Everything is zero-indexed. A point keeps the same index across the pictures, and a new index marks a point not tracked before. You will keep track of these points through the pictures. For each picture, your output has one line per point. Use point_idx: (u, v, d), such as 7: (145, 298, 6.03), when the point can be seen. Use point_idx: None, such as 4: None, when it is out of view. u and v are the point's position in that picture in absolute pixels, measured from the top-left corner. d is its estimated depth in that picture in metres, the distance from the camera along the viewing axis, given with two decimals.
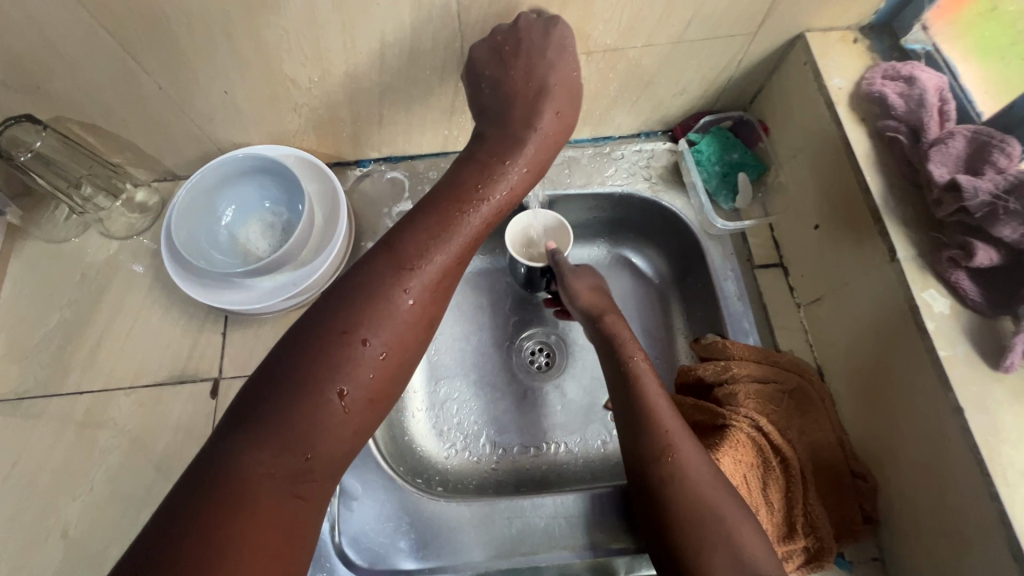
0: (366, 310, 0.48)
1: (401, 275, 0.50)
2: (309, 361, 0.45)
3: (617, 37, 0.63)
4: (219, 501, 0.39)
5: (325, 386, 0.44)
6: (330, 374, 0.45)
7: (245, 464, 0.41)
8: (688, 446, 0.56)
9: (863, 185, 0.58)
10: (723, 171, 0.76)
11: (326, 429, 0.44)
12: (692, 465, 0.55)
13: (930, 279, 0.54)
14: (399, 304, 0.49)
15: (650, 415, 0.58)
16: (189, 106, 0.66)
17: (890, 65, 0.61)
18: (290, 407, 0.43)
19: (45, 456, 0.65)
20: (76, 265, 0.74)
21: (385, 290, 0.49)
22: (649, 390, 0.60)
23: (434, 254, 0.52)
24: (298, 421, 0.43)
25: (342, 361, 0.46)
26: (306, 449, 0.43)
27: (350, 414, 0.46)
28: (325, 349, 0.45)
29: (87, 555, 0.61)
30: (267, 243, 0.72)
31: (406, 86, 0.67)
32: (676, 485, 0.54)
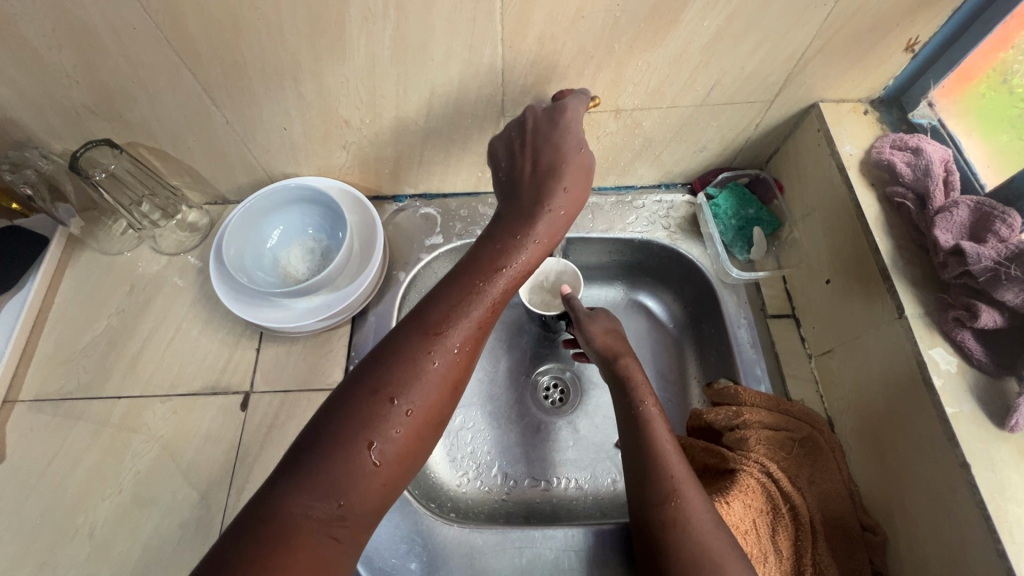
0: (396, 372, 0.50)
1: (429, 339, 0.52)
2: (349, 412, 0.48)
3: (645, 98, 0.69)
4: (260, 538, 0.41)
5: (362, 439, 0.47)
6: (363, 432, 0.47)
7: (283, 506, 0.43)
8: (691, 490, 0.57)
9: (872, 244, 0.62)
10: (739, 225, 0.80)
11: (359, 479, 0.46)
12: (696, 509, 0.56)
13: (936, 337, 0.56)
14: (429, 368, 0.51)
15: (659, 459, 0.59)
16: (250, 139, 0.72)
17: (897, 136, 0.66)
18: (328, 453, 0.45)
19: (80, 457, 0.68)
20: (126, 276, 0.79)
21: (414, 353, 0.52)
22: (659, 434, 0.61)
23: (459, 318, 0.54)
24: (329, 469, 0.45)
25: (377, 419, 0.48)
26: (341, 495, 0.45)
27: (382, 467, 0.47)
28: (362, 408, 0.48)
29: (110, 556, 0.62)
30: (307, 267, 0.77)
31: (448, 131, 0.73)
32: (679, 527, 0.55)
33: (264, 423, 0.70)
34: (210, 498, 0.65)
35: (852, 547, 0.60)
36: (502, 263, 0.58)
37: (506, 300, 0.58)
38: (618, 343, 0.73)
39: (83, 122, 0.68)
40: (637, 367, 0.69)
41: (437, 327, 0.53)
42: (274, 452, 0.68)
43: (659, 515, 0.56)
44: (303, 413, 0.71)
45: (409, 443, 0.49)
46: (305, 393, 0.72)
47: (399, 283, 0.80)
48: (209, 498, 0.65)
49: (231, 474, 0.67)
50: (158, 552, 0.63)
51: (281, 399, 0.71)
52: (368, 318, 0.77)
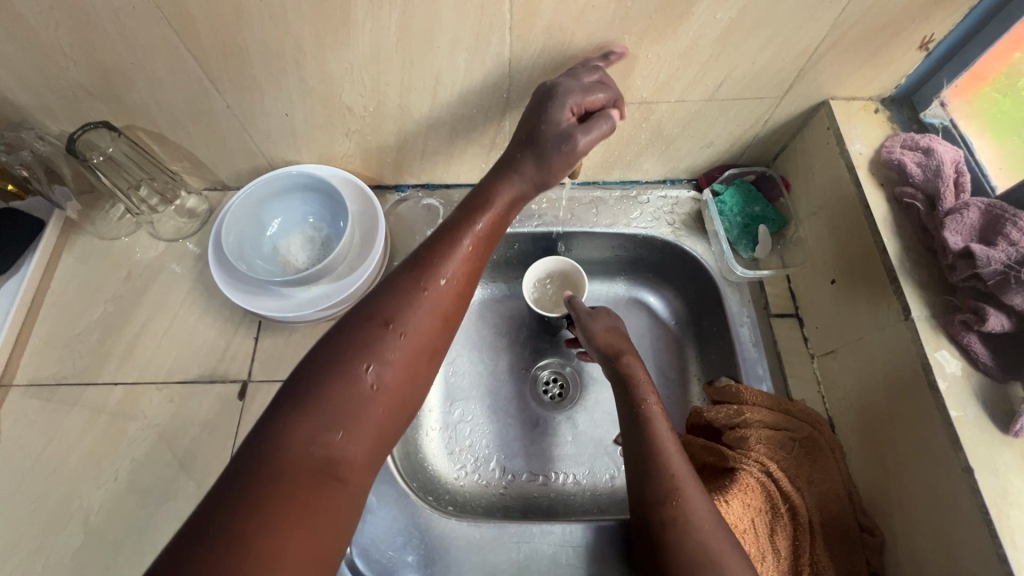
0: (391, 305, 0.50)
1: (421, 271, 0.52)
2: (339, 343, 0.47)
3: (653, 91, 0.68)
4: (261, 473, 0.40)
5: (354, 363, 0.46)
6: (352, 359, 0.47)
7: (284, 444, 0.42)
8: (694, 488, 0.57)
9: (879, 245, 0.61)
10: (745, 222, 0.79)
11: (360, 410, 0.46)
12: (698, 508, 0.56)
13: (942, 340, 0.56)
14: (422, 299, 0.51)
15: (663, 457, 0.59)
16: (251, 125, 0.71)
17: (908, 136, 0.65)
18: (323, 386, 0.45)
19: (75, 443, 0.67)
20: (124, 262, 0.78)
21: (407, 286, 0.51)
22: (662, 431, 0.61)
23: (449, 256, 0.54)
24: (327, 398, 0.44)
25: (370, 344, 0.48)
26: (338, 421, 0.44)
27: (381, 399, 0.47)
28: (352, 337, 0.48)
29: (104, 544, 0.62)
30: (307, 256, 0.76)
31: (452, 121, 0.72)
32: (682, 526, 0.55)
33: (261, 413, 0.69)
34: (206, 487, 0.65)
35: (849, 548, 0.60)
36: (480, 210, 0.59)
37: (481, 253, 0.58)
38: (619, 341, 0.72)
39: (81, 104, 0.66)
40: (638, 365, 0.69)
41: (429, 261, 0.53)
42: None
43: (665, 513, 0.56)
44: None
45: (405, 369, 0.49)
46: None
47: None
48: (206, 487, 0.65)
49: (228, 463, 0.66)
50: (153, 540, 0.62)
51: (279, 388, 0.71)
52: None
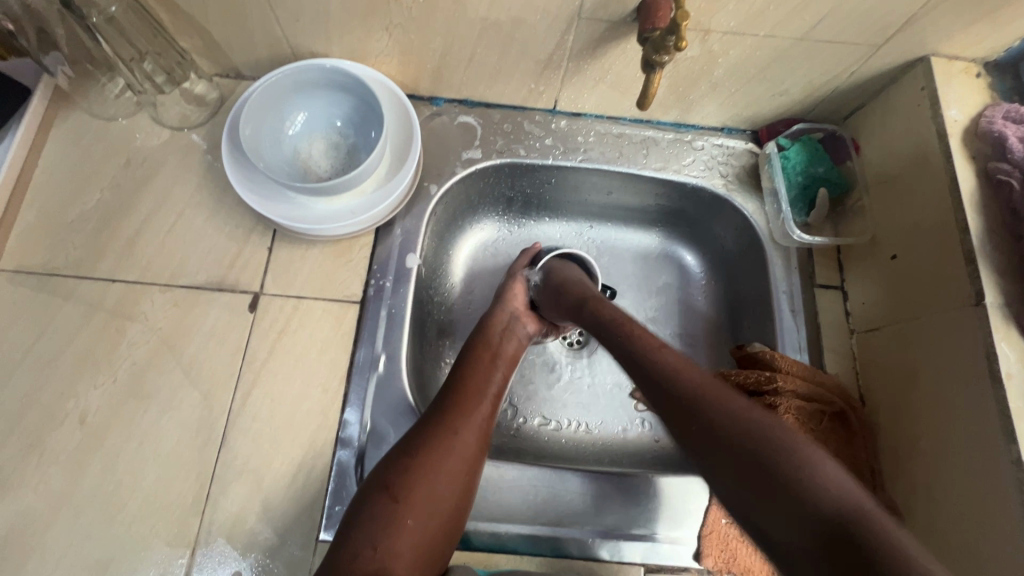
0: (449, 395, 0.59)
1: (461, 378, 0.61)
2: (408, 438, 0.56)
3: (744, 21, 0.60)
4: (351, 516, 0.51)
5: (439, 416, 0.57)
6: (441, 410, 0.58)
7: (362, 496, 0.52)
8: (813, 455, 0.45)
9: (961, 223, 0.57)
10: (805, 183, 0.74)
11: (412, 491, 0.51)
12: (823, 469, 0.44)
13: (1012, 331, 0.53)
14: (471, 413, 0.58)
15: (759, 440, 0.47)
16: (278, 2, 0.61)
17: (1013, 107, 0.59)
18: (388, 462, 0.54)
19: (70, 339, 0.62)
20: (123, 147, 0.70)
21: (463, 371, 0.62)
22: (737, 414, 0.49)
23: (485, 380, 0.62)
24: (389, 466, 0.53)
25: (432, 426, 0.56)
26: (394, 513, 0.50)
27: (438, 458, 0.53)
28: (416, 441, 0.55)
29: (103, 447, 0.59)
30: (330, 165, 0.69)
31: (510, 29, 0.63)
32: (811, 493, 0.42)
33: (274, 328, 0.65)
34: (214, 399, 0.61)
35: None
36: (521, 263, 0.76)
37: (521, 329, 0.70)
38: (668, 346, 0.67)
39: None
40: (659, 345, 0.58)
41: (469, 392, 0.60)
42: (283, 360, 0.63)
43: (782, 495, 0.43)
44: (316, 323, 0.65)
45: (459, 462, 0.54)
46: (320, 303, 0.66)
47: (429, 197, 0.73)
48: (212, 401, 0.61)
49: (237, 377, 0.62)
50: (155, 450, 0.59)
51: (295, 305, 0.66)
52: (393, 232, 0.70)
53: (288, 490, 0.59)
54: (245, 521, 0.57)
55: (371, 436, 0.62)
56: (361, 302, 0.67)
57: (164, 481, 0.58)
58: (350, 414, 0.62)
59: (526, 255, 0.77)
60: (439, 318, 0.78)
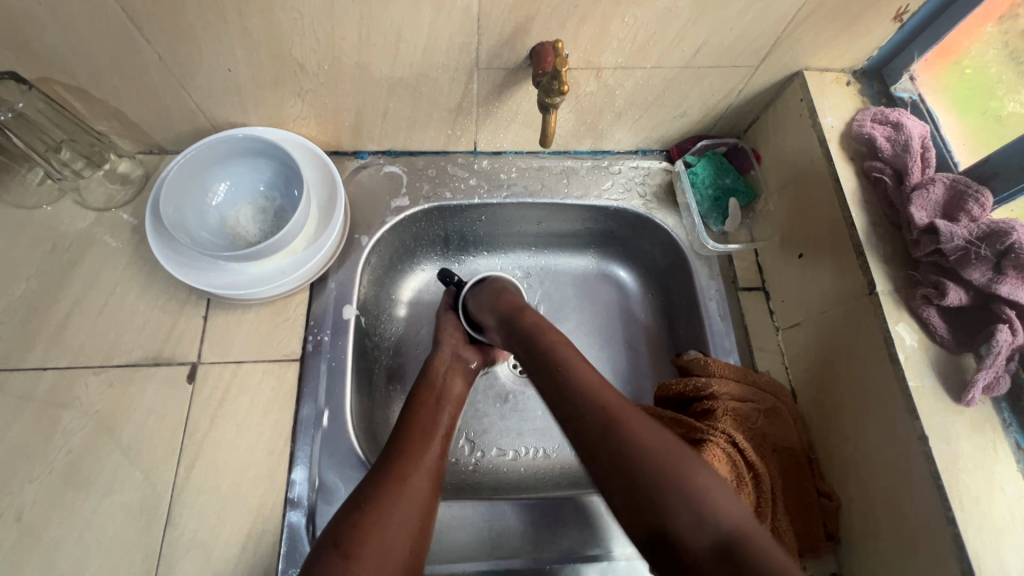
0: (396, 442, 0.59)
1: (411, 423, 0.62)
2: (359, 493, 0.54)
3: (629, 56, 0.64)
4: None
5: (389, 464, 0.57)
6: (389, 457, 0.58)
7: (313, 558, 0.49)
8: (705, 484, 0.48)
9: (848, 219, 0.62)
10: (715, 195, 0.78)
11: (364, 545, 0.50)
12: (711, 493, 0.47)
13: (903, 313, 0.57)
14: (420, 455, 0.58)
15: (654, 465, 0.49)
16: (188, 81, 0.63)
17: (879, 110, 0.65)
18: (339, 518, 0.52)
19: (1, 434, 0.61)
20: (47, 234, 0.70)
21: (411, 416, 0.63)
22: (645, 436, 0.51)
23: (434, 421, 0.63)
24: (340, 522, 0.52)
25: (380, 477, 0.55)
26: (345, 569, 0.48)
27: (391, 505, 0.53)
28: (363, 493, 0.54)
29: (43, 542, 0.57)
30: (258, 229, 0.70)
31: (416, 84, 0.66)
32: (693, 527, 0.45)
33: (214, 396, 0.65)
34: (157, 476, 0.60)
35: (807, 512, 0.62)
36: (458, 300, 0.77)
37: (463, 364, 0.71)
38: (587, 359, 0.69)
39: None
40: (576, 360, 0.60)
41: (418, 434, 0.61)
42: (226, 427, 0.63)
43: (671, 521, 0.46)
44: (257, 385, 0.66)
45: (412, 507, 0.54)
46: (260, 365, 0.67)
47: (361, 248, 0.75)
48: (155, 478, 0.60)
49: (179, 451, 0.62)
50: (98, 536, 0.58)
51: (234, 371, 0.66)
52: (328, 286, 0.72)
53: (239, 558, 0.58)
54: None
55: (320, 492, 0.62)
56: (300, 360, 0.68)
57: (109, 569, 0.57)
58: (298, 473, 0.62)
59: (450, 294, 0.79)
60: (387, 365, 0.79)
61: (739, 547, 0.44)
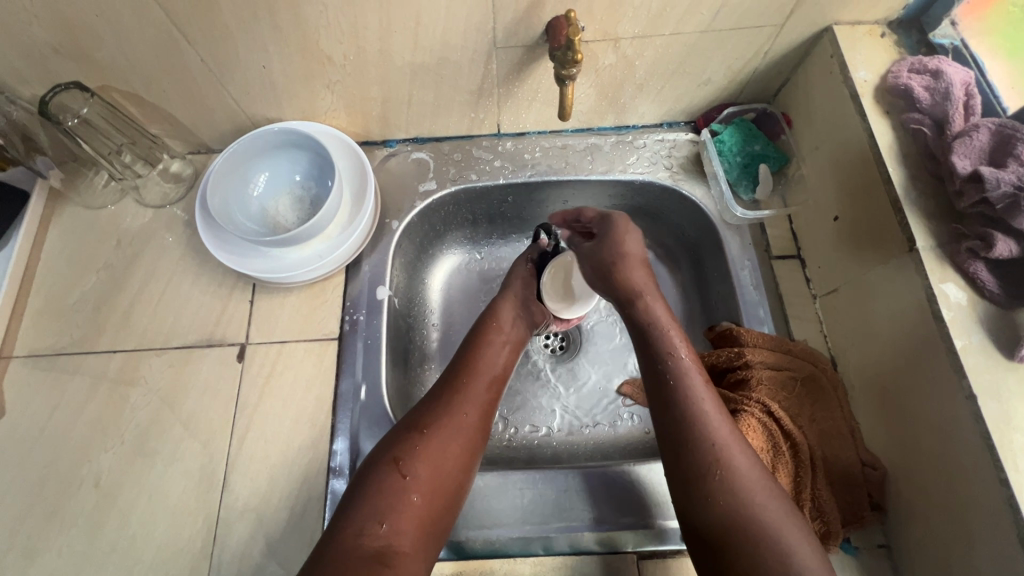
0: (454, 381, 0.62)
1: (469, 365, 0.64)
2: (415, 415, 0.58)
3: (646, 25, 0.64)
4: (363, 486, 0.52)
5: (445, 395, 0.60)
6: (448, 393, 0.61)
7: (370, 467, 0.54)
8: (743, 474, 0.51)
9: (885, 175, 0.59)
10: (744, 162, 0.76)
11: (421, 465, 0.53)
12: (745, 483, 0.51)
13: (948, 270, 0.54)
14: (478, 393, 0.61)
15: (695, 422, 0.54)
16: (227, 80, 0.68)
17: (916, 59, 0.62)
18: (394, 436, 0.56)
19: (80, 410, 0.67)
20: (112, 230, 0.77)
21: (467, 354, 0.66)
22: (711, 424, 0.54)
23: (494, 361, 0.66)
24: (397, 439, 0.56)
25: (439, 407, 0.58)
26: (401, 487, 0.52)
27: (445, 434, 0.56)
28: (422, 419, 0.57)
29: (118, 504, 0.63)
30: (295, 216, 0.74)
31: (437, 68, 0.69)
32: (721, 493, 0.51)
33: (261, 373, 0.69)
34: (214, 445, 0.65)
35: (851, 483, 0.60)
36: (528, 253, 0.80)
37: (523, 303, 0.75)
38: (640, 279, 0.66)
39: (48, 64, 0.64)
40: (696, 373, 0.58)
41: (474, 372, 0.64)
42: (272, 402, 0.68)
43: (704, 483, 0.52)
44: (300, 363, 0.70)
45: (465, 440, 0.57)
46: (302, 344, 0.71)
47: (392, 232, 0.77)
48: (212, 448, 0.65)
49: (232, 423, 0.67)
50: (164, 500, 0.63)
51: (279, 350, 0.70)
52: (362, 268, 0.75)
53: (288, 521, 0.62)
54: (251, 556, 0.61)
55: (360, 460, 0.65)
56: (339, 338, 0.71)
57: (175, 529, 0.62)
58: (339, 443, 0.66)
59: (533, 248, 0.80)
60: (422, 345, 0.82)
61: (742, 520, 0.49)
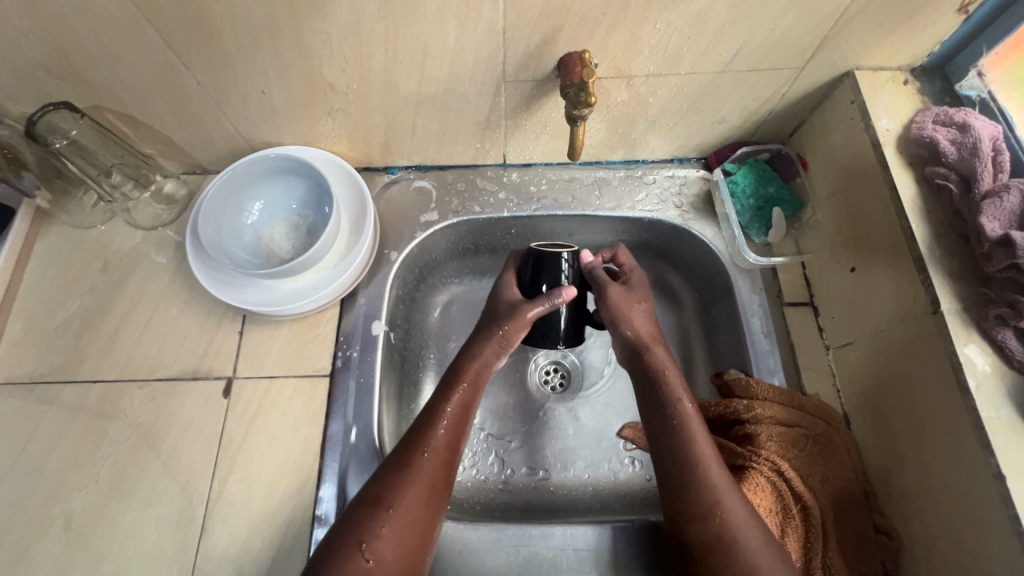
0: (412, 435, 0.57)
1: (433, 415, 0.59)
2: (377, 486, 0.53)
3: (662, 63, 0.62)
4: (320, 572, 0.48)
5: (408, 461, 0.55)
6: (407, 450, 0.56)
7: (328, 546, 0.50)
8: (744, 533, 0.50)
9: (908, 230, 0.56)
10: (758, 205, 0.74)
11: (383, 545, 0.50)
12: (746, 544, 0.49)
13: (973, 335, 0.52)
14: (439, 451, 0.56)
15: (695, 474, 0.53)
16: (225, 105, 0.65)
17: (941, 110, 0.59)
18: (355, 512, 0.52)
19: (54, 444, 0.64)
20: (99, 252, 0.74)
21: (433, 406, 0.59)
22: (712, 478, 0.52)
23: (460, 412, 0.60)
24: (357, 516, 0.51)
25: (402, 476, 0.53)
26: (366, 573, 0.48)
27: (408, 507, 0.52)
28: (383, 492, 0.53)
29: (89, 549, 0.60)
30: (291, 246, 0.71)
31: (443, 99, 0.66)
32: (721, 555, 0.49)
33: (248, 411, 0.66)
34: (193, 487, 0.62)
35: (864, 550, 0.57)
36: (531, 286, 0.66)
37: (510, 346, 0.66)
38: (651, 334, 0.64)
39: (38, 83, 0.61)
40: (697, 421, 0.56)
41: (437, 428, 0.58)
42: (258, 442, 0.64)
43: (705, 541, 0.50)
44: (288, 401, 0.67)
45: (424, 507, 0.53)
46: (291, 381, 0.68)
47: (390, 263, 0.75)
48: (192, 490, 0.62)
49: (214, 464, 0.63)
50: (139, 545, 0.60)
51: (267, 386, 0.67)
52: (357, 301, 0.72)
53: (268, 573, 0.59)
54: None
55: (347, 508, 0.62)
56: (330, 375, 0.68)
57: None
58: (326, 490, 0.62)
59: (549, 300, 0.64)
60: (417, 379, 0.78)
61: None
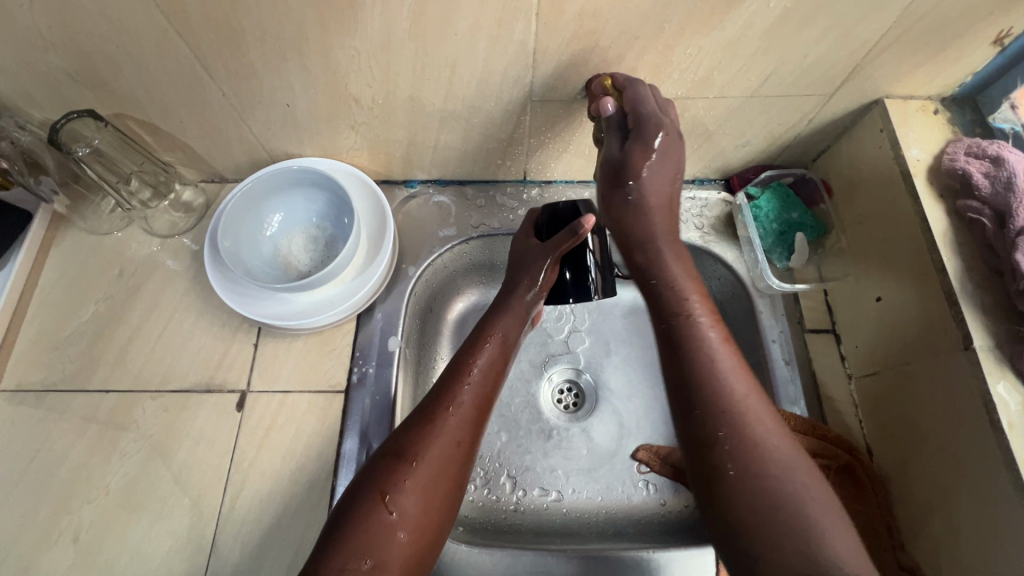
0: (439, 388, 0.57)
1: (459, 370, 0.58)
2: (402, 438, 0.53)
3: (690, 87, 0.61)
4: (343, 521, 0.47)
5: (434, 415, 0.54)
6: (435, 402, 0.55)
7: (352, 496, 0.49)
8: (770, 449, 0.46)
9: (939, 263, 0.56)
10: (780, 229, 0.73)
11: (407, 495, 0.49)
12: (770, 460, 0.46)
13: (1008, 374, 0.51)
14: (467, 404, 0.56)
15: (713, 383, 0.49)
16: (249, 116, 0.65)
17: (974, 141, 0.59)
18: (379, 462, 0.51)
19: (65, 453, 0.63)
20: (115, 259, 0.73)
21: (461, 362, 0.59)
22: (733, 390, 0.49)
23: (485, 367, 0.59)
24: (381, 465, 0.50)
25: (428, 430, 0.53)
26: (388, 525, 0.47)
27: (436, 458, 0.51)
28: (408, 444, 0.52)
29: (97, 561, 0.59)
30: (309, 258, 0.71)
31: (468, 116, 0.66)
32: (740, 470, 0.45)
33: (261, 425, 0.65)
34: (204, 502, 0.61)
35: None
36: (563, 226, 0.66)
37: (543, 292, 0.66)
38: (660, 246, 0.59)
39: (63, 90, 0.61)
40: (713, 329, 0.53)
41: (464, 384, 0.57)
42: (271, 457, 0.63)
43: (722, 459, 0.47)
44: (303, 416, 0.66)
45: (451, 455, 0.52)
46: (305, 396, 0.67)
47: (407, 278, 0.74)
48: (203, 505, 0.61)
49: (226, 478, 0.62)
50: (148, 559, 0.59)
51: (281, 401, 0.66)
52: (374, 316, 0.71)
53: None
54: None
55: None
56: (345, 391, 0.67)
57: None
58: None
59: (573, 234, 0.62)
60: None
61: (767, 507, 0.44)
